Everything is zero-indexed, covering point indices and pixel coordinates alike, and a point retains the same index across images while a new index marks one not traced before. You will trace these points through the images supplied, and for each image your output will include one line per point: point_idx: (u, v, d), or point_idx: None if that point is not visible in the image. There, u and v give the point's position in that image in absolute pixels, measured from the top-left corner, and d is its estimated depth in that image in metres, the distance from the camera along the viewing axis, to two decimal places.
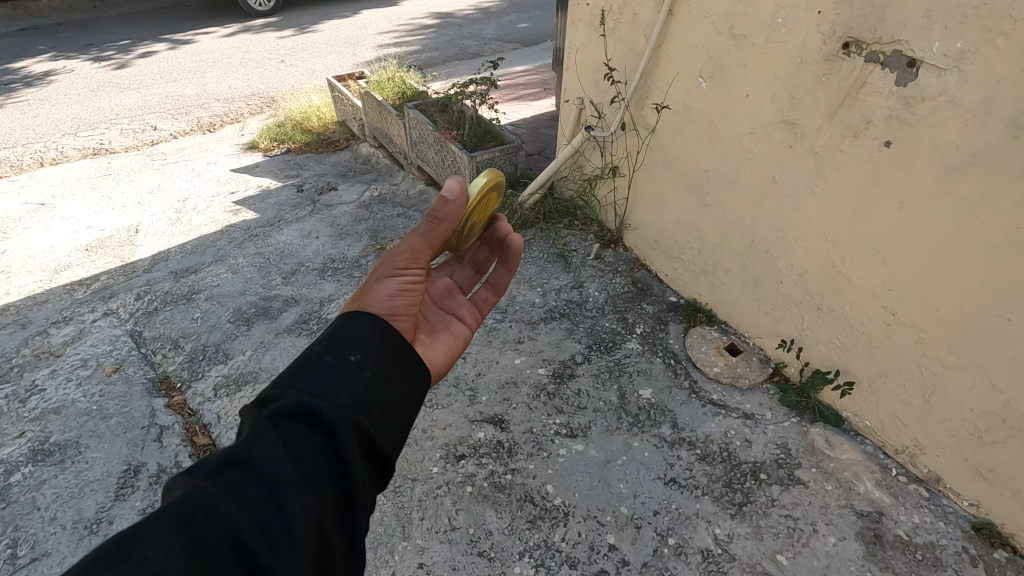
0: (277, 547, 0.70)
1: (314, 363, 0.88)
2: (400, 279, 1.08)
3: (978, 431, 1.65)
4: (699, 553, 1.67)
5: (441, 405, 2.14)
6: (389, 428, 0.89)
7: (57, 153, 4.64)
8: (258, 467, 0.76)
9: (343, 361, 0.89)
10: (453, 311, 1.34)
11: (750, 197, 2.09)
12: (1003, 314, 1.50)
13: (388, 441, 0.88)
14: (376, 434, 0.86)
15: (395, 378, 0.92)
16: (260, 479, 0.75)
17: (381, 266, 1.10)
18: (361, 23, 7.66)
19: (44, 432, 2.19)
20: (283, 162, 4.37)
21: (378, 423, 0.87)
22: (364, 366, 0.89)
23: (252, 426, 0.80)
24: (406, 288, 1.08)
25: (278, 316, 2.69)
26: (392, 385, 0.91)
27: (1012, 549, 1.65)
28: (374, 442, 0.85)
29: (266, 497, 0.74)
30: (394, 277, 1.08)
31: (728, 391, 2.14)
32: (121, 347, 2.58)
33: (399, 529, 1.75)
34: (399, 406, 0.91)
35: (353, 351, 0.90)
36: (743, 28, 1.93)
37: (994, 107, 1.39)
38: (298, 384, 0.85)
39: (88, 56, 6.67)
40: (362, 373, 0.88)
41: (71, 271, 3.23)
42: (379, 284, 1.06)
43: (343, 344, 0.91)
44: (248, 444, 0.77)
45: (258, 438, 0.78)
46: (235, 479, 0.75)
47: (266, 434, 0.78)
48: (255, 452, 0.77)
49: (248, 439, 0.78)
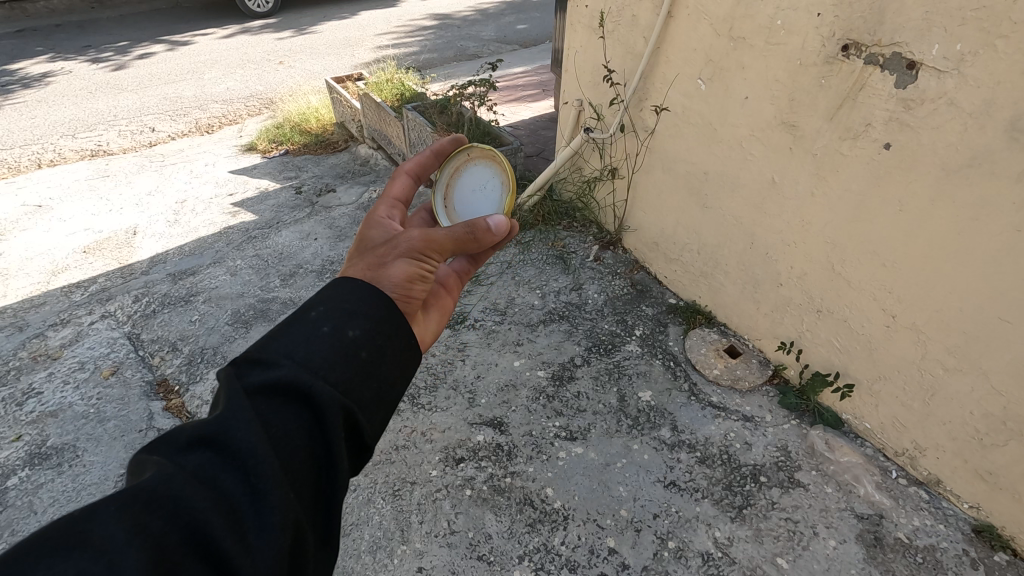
0: (249, 544, 0.68)
1: (308, 335, 0.86)
2: (417, 264, 1.06)
3: (979, 433, 1.64)
4: (699, 556, 1.66)
5: (440, 407, 2.13)
6: (377, 415, 0.89)
7: (55, 154, 4.64)
8: (238, 450, 0.74)
9: (340, 334, 0.87)
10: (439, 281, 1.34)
11: (749, 198, 2.09)
12: (1003, 316, 1.50)
13: (375, 427, 0.88)
14: (365, 420, 0.86)
15: (388, 359, 0.91)
16: (238, 467, 0.73)
17: (398, 244, 1.06)
18: (359, 23, 7.66)
19: (40, 435, 2.18)
20: (282, 163, 4.37)
21: (368, 409, 0.87)
22: (360, 344, 0.88)
23: (231, 406, 0.77)
24: (421, 272, 1.06)
25: (276, 319, 2.68)
26: (384, 366, 0.90)
27: (1012, 552, 1.65)
28: (359, 430, 0.85)
29: (242, 484, 0.72)
30: (410, 259, 1.05)
31: (728, 393, 2.14)
32: (120, 349, 2.57)
33: (398, 533, 1.75)
34: (390, 391, 0.91)
35: (350, 327, 0.89)
36: (743, 30, 1.92)
37: (993, 110, 1.39)
38: (289, 362, 0.83)
39: (86, 57, 6.66)
40: (358, 352, 0.87)
41: (69, 273, 3.22)
42: (397, 263, 1.03)
43: (341, 316, 0.89)
44: (229, 423, 0.76)
45: (242, 416, 0.76)
46: (210, 465, 0.73)
47: (250, 413, 0.76)
48: (236, 433, 0.75)
49: (231, 415, 0.76)
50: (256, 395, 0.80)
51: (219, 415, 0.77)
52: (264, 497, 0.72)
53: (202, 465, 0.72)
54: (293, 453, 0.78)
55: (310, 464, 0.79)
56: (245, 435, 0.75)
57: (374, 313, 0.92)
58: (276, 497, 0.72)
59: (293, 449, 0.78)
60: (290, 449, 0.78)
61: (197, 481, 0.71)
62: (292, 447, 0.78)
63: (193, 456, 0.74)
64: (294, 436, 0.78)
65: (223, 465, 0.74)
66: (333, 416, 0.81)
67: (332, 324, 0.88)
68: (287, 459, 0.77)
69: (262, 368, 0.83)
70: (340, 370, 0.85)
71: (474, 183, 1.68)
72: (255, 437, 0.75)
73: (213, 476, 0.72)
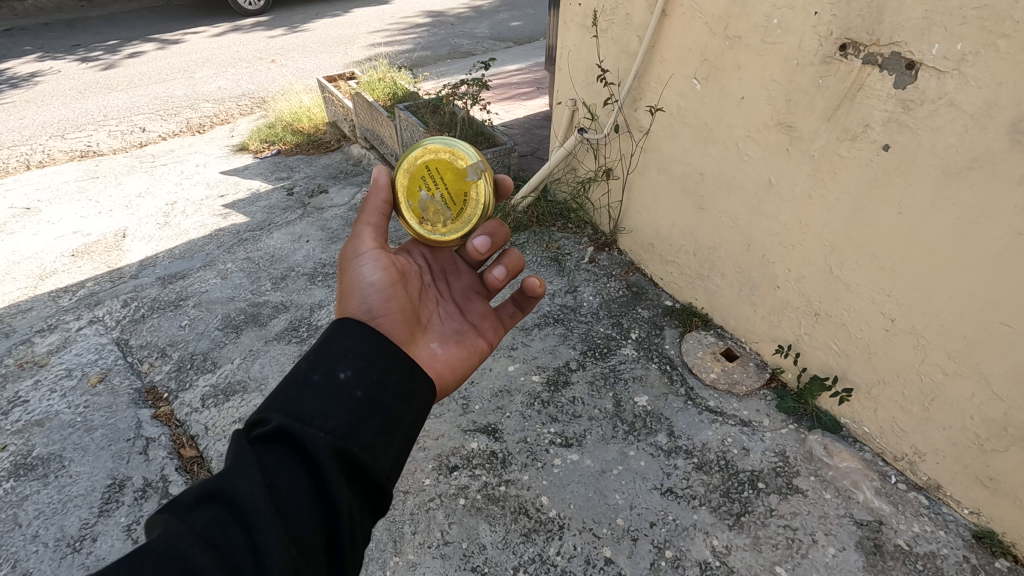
0: None
1: (302, 386, 0.94)
2: (366, 277, 1.22)
3: (979, 439, 1.62)
4: (697, 565, 1.64)
5: (433, 414, 2.09)
6: (382, 453, 0.94)
7: (44, 155, 4.56)
8: (242, 504, 0.79)
9: (332, 377, 0.95)
10: (472, 323, 1.49)
11: (745, 201, 2.06)
12: (1004, 321, 1.47)
13: (383, 466, 0.93)
14: (369, 459, 0.91)
15: (386, 396, 0.99)
16: (243, 523, 0.78)
17: (344, 255, 1.26)
18: (351, 21, 7.58)
19: (26, 445, 2.13)
20: (273, 163, 4.31)
21: (369, 450, 0.92)
22: (352, 386, 0.96)
23: (235, 462, 0.83)
24: (371, 283, 1.21)
25: (267, 324, 2.64)
26: (382, 402, 0.98)
27: (1013, 558, 1.63)
28: (363, 469, 0.90)
29: (246, 540, 0.76)
30: (359, 274, 1.22)
31: (725, 397, 2.11)
32: (108, 356, 2.52)
33: (391, 544, 1.71)
34: (391, 429, 0.97)
35: (341, 369, 0.97)
36: (738, 29, 1.89)
37: (994, 112, 1.36)
38: (285, 410, 0.91)
39: (75, 56, 6.57)
40: (354, 394, 0.95)
41: (56, 277, 3.15)
42: (358, 280, 1.21)
43: (332, 361, 0.98)
44: (232, 479, 0.81)
45: (243, 471, 0.81)
46: (217, 521, 0.78)
47: (252, 467, 0.82)
48: (239, 487, 0.80)
49: (233, 471, 0.82)
50: (261, 450, 0.86)
51: (222, 472, 0.83)
52: (264, 550, 0.75)
53: (210, 523, 0.77)
54: (298, 501, 0.82)
55: (318, 512, 0.83)
56: (248, 488, 0.80)
57: (364, 352, 1.01)
58: (276, 550, 0.75)
59: (297, 497, 0.83)
60: (292, 496, 0.82)
61: (202, 541, 0.75)
62: (296, 497, 0.83)
63: (200, 514, 0.78)
64: (297, 485, 0.84)
65: (230, 523, 0.78)
66: (331, 459, 0.86)
67: (321, 370, 0.96)
68: (290, 511, 0.81)
69: (261, 424, 0.90)
70: (337, 415, 0.92)
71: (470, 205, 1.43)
72: (255, 490, 0.79)
73: (220, 534, 0.77)
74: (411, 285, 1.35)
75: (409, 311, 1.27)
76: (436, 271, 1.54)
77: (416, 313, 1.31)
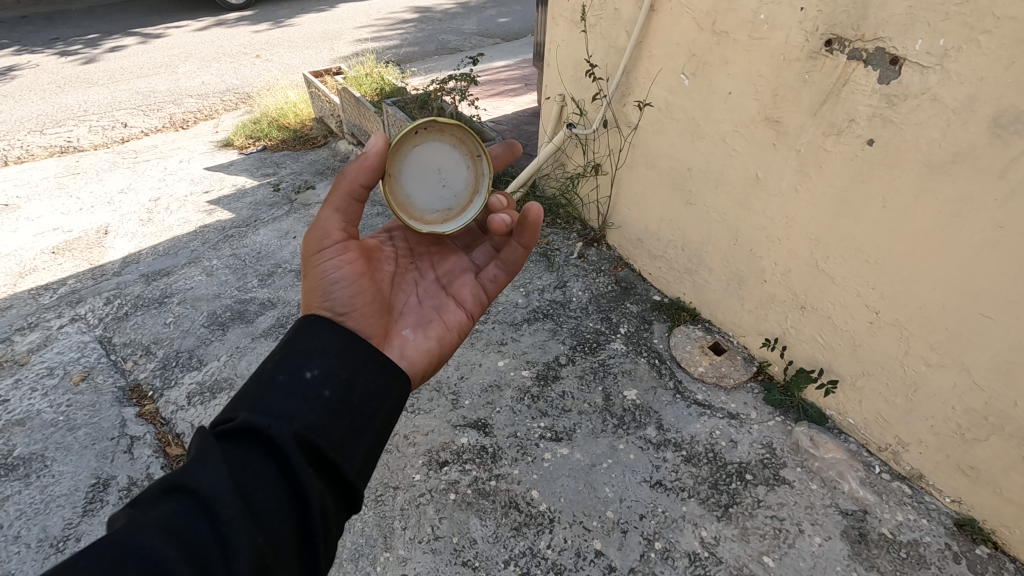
0: None
1: (268, 386, 0.95)
2: (331, 275, 1.19)
3: (960, 429, 1.65)
4: (685, 556, 1.65)
5: (424, 410, 2.09)
6: (353, 450, 0.95)
7: (22, 151, 4.46)
8: (206, 496, 0.78)
9: (298, 377, 0.97)
10: (456, 295, 1.45)
11: (732, 196, 2.08)
12: (985, 313, 1.51)
13: (355, 463, 0.94)
14: (339, 455, 0.92)
15: (357, 395, 1.00)
16: (209, 516, 0.77)
17: (306, 246, 1.21)
18: (337, 17, 7.50)
19: (7, 445, 2.09)
20: (259, 159, 4.26)
21: (341, 447, 0.93)
22: (320, 385, 0.97)
23: (197, 456, 0.82)
24: (336, 280, 1.19)
25: (253, 320, 2.61)
26: (354, 401, 0.99)
27: (993, 544, 1.66)
28: (332, 463, 0.90)
29: (214, 532, 0.75)
30: (319, 270, 1.19)
31: (713, 391, 2.13)
32: (90, 355, 2.47)
33: (380, 539, 1.70)
34: (365, 426, 0.99)
35: (307, 369, 0.98)
36: (725, 24, 1.90)
37: (975, 107, 1.38)
38: (254, 409, 0.91)
39: (53, 50, 6.41)
40: (320, 394, 0.96)
41: (37, 274, 3.09)
42: (324, 277, 1.18)
43: (298, 361, 0.99)
44: (195, 471, 0.80)
45: (209, 463, 0.81)
46: (179, 510, 0.76)
47: (217, 460, 0.81)
48: (204, 478, 0.79)
49: (198, 464, 0.81)
50: (226, 446, 0.86)
51: (185, 465, 0.82)
52: (231, 541, 0.74)
53: (173, 515, 0.76)
54: (267, 494, 0.82)
55: (289, 505, 0.83)
56: (212, 480, 0.79)
57: (335, 351, 1.03)
58: (244, 542, 0.75)
59: (265, 488, 0.83)
60: (261, 487, 0.83)
61: (165, 532, 0.73)
62: (265, 490, 0.83)
63: (163, 505, 0.77)
64: (265, 476, 0.84)
65: (193, 515, 0.77)
66: (295, 452, 0.86)
67: (287, 371, 0.97)
68: (258, 504, 0.81)
69: (228, 423, 0.91)
70: (304, 412, 0.93)
71: (450, 177, 1.48)
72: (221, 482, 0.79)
73: (183, 527, 0.75)
74: (380, 272, 1.34)
75: (379, 303, 1.26)
76: (418, 251, 1.51)
77: (386, 301, 1.30)
